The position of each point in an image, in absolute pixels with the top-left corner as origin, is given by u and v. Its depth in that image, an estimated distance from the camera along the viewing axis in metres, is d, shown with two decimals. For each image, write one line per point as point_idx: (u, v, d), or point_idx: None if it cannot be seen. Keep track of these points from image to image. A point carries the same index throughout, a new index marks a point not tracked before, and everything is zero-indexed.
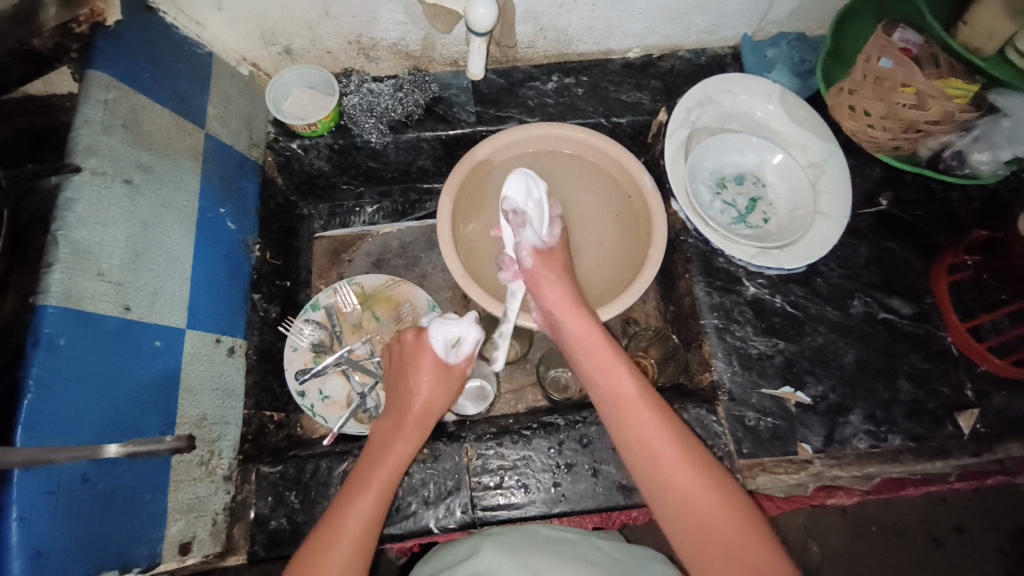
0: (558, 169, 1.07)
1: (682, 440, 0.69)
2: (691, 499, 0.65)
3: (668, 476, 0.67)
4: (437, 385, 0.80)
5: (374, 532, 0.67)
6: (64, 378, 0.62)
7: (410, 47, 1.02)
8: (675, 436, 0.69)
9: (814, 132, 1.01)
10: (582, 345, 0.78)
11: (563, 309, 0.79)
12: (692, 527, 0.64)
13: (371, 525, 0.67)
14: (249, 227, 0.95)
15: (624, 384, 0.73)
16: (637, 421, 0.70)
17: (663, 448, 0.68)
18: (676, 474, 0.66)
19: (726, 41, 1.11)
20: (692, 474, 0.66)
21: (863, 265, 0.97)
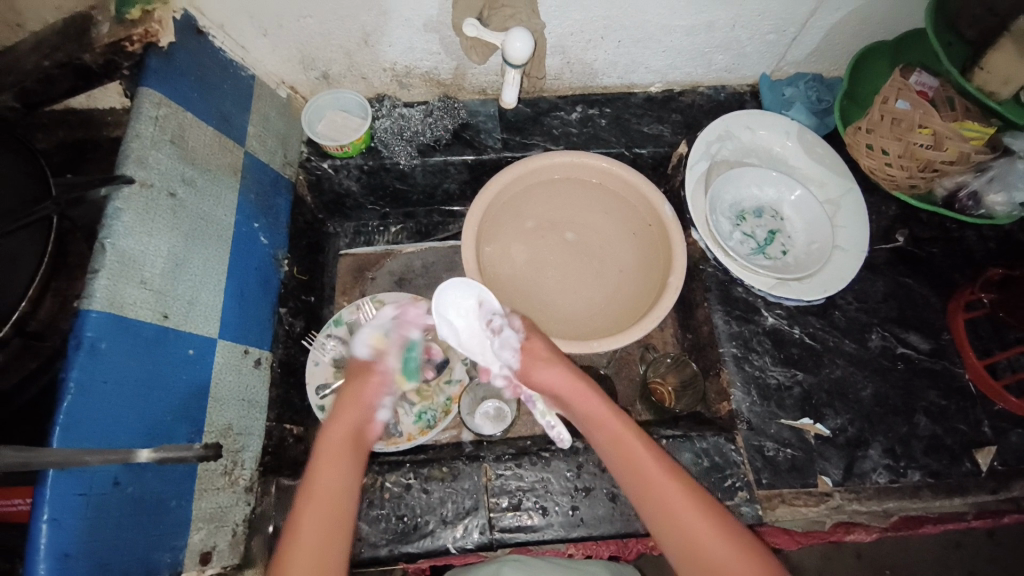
0: (581, 196, 1.09)
1: (680, 478, 0.71)
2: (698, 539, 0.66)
3: (674, 516, 0.68)
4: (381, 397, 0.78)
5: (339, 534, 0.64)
6: (103, 382, 0.63)
7: (441, 76, 1.06)
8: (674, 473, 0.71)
9: (831, 169, 1.04)
10: (580, 401, 0.78)
11: (561, 378, 0.79)
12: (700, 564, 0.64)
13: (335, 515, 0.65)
14: (279, 242, 0.98)
15: (638, 445, 0.73)
16: (651, 474, 0.71)
17: (670, 489, 0.69)
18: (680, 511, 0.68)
19: (744, 79, 1.15)
20: (689, 509, 0.68)
21: (881, 300, 0.98)
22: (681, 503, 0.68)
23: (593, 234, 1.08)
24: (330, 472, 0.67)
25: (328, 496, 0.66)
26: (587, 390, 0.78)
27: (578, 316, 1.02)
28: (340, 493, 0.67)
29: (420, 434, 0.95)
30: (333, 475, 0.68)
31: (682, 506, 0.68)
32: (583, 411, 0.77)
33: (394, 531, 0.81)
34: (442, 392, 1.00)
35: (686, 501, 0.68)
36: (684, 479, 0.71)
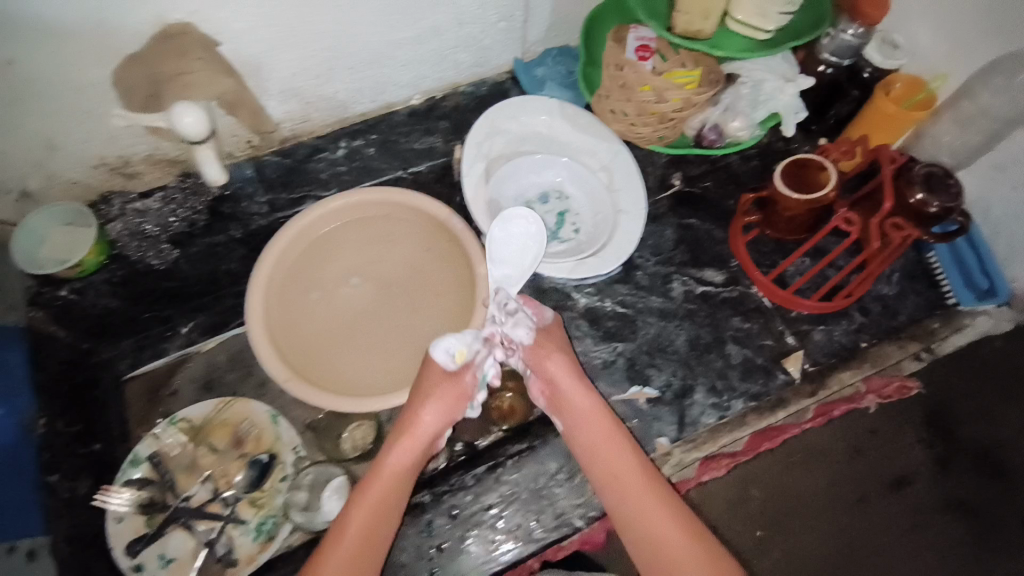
0: (371, 233, 1.03)
1: (651, 473, 0.78)
2: (656, 525, 0.74)
3: (638, 506, 0.75)
4: (437, 406, 0.80)
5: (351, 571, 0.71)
6: None
7: (170, 153, 0.93)
8: (644, 470, 0.78)
9: (597, 135, 1.04)
10: (569, 410, 0.82)
11: (571, 382, 0.81)
12: (653, 555, 0.73)
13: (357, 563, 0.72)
14: (24, 406, 0.85)
15: (623, 449, 0.79)
16: (622, 479, 0.77)
17: (638, 483, 0.76)
18: (647, 505, 0.75)
19: (501, 68, 1.12)
20: (654, 499, 0.75)
21: (673, 247, 1.02)
22: (646, 497, 0.76)
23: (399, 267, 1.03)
24: (364, 509, 0.75)
25: (353, 548, 0.73)
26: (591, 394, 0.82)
27: (409, 355, 0.97)
28: (377, 532, 0.74)
29: (262, 551, 0.88)
30: (365, 520, 0.75)
31: (648, 500, 0.75)
32: (570, 417, 0.81)
33: None
34: (277, 495, 0.91)
35: (649, 497, 0.76)
36: (655, 475, 0.78)
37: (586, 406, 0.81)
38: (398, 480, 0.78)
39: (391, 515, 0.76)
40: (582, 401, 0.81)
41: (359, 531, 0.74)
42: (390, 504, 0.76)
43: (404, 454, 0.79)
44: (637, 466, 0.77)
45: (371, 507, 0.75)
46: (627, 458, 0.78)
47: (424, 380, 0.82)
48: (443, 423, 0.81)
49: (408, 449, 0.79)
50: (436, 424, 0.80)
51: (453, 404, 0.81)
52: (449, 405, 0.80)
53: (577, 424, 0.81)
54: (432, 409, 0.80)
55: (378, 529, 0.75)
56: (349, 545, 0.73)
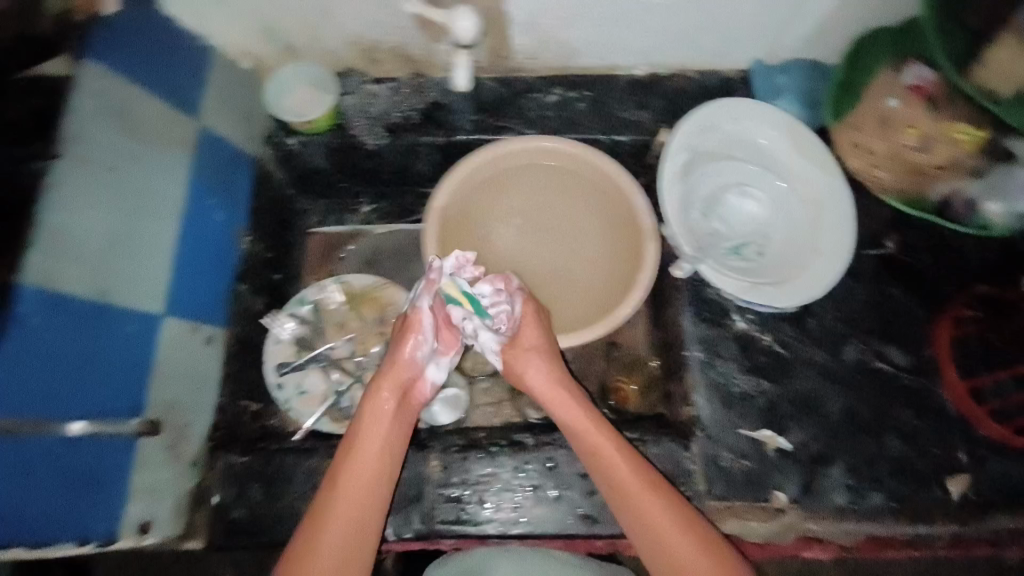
0: (551, 181, 1.06)
1: (667, 496, 0.75)
2: (684, 562, 0.70)
3: (660, 537, 0.72)
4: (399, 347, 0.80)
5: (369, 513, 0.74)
6: (31, 358, 0.65)
7: (410, 51, 1.00)
8: (659, 494, 0.74)
9: (821, 166, 0.95)
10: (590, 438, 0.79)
11: (554, 385, 0.84)
12: None
13: (367, 505, 0.74)
14: (239, 218, 0.95)
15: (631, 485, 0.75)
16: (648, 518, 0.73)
17: (661, 520, 0.72)
18: (675, 539, 0.72)
19: (737, 65, 1.05)
20: (678, 535, 0.72)
21: (862, 309, 0.92)
22: (668, 528, 0.72)
23: (569, 224, 1.06)
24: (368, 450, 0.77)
25: (347, 519, 0.72)
26: (556, 378, 0.84)
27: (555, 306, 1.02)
28: (372, 496, 0.74)
29: None
30: (366, 477, 0.75)
31: (676, 536, 0.72)
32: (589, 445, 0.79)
33: None
34: None
35: (674, 532, 0.72)
36: (674, 499, 0.75)
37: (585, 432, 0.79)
38: (383, 439, 0.78)
39: (386, 476, 0.76)
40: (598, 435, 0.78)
41: (358, 496, 0.74)
42: (384, 468, 0.77)
43: (389, 406, 0.79)
44: (658, 499, 0.74)
45: (360, 479, 0.75)
46: (637, 484, 0.75)
47: (395, 328, 0.83)
48: (421, 363, 0.81)
49: (384, 400, 0.79)
50: (416, 365, 0.80)
51: (409, 339, 0.79)
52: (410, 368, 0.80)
53: (601, 465, 0.77)
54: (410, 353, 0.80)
55: (373, 491, 0.75)
56: (350, 506, 0.73)
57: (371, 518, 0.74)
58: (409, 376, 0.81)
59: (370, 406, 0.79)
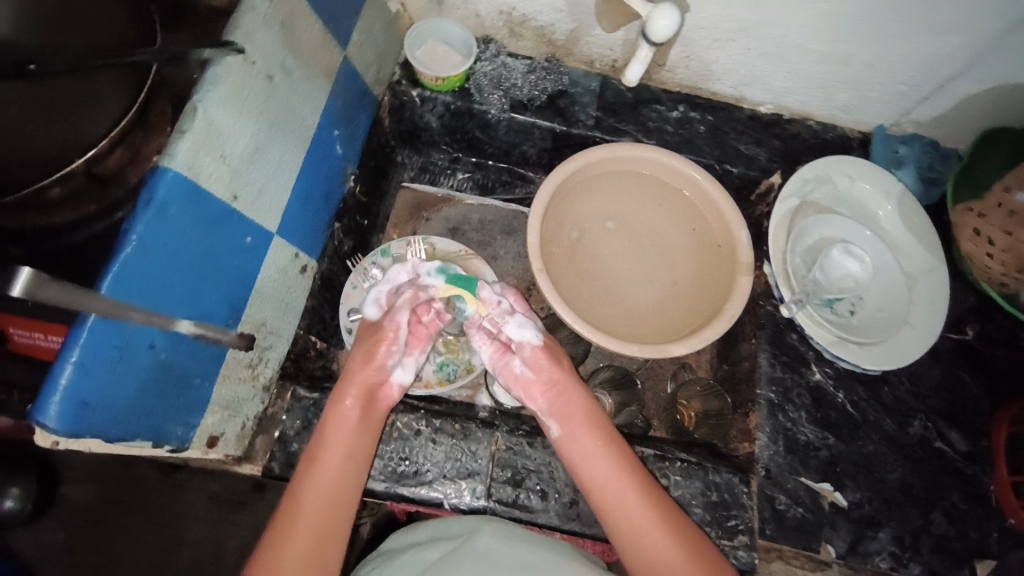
0: (652, 194, 1.05)
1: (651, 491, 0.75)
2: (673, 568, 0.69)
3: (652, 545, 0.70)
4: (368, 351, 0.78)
5: (330, 507, 0.70)
6: (163, 245, 0.61)
7: (555, 35, 1.01)
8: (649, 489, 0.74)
9: (924, 242, 0.98)
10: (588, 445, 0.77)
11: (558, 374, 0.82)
12: None
13: (329, 500, 0.70)
14: (351, 156, 0.96)
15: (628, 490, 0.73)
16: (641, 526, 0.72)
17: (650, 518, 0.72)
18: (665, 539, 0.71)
19: (858, 125, 1.08)
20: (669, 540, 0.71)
21: (933, 389, 0.95)
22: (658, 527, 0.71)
23: (659, 237, 1.05)
24: (331, 444, 0.72)
25: (311, 514, 0.69)
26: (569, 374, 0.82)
27: (628, 318, 1.00)
28: (335, 498, 0.70)
29: (439, 385, 0.94)
30: (329, 476, 0.71)
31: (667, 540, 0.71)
32: (592, 452, 0.76)
33: (392, 471, 0.81)
34: (470, 351, 0.98)
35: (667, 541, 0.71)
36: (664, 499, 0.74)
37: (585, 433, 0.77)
38: (347, 440, 0.74)
39: (349, 478, 0.73)
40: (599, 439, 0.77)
41: (318, 495, 0.69)
42: (342, 469, 0.72)
43: (353, 404, 0.75)
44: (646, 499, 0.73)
45: (320, 482, 0.70)
46: (625, 479, 0.75)
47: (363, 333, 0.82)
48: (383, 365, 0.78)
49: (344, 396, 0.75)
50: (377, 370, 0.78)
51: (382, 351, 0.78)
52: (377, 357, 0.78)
53: (598, 474, 0.75)
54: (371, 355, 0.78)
55: (337, 494, 0.71)
56: (310, 512, 0.69)
57: (332, 520, 0.70)
58: (375, 385, 0.78)
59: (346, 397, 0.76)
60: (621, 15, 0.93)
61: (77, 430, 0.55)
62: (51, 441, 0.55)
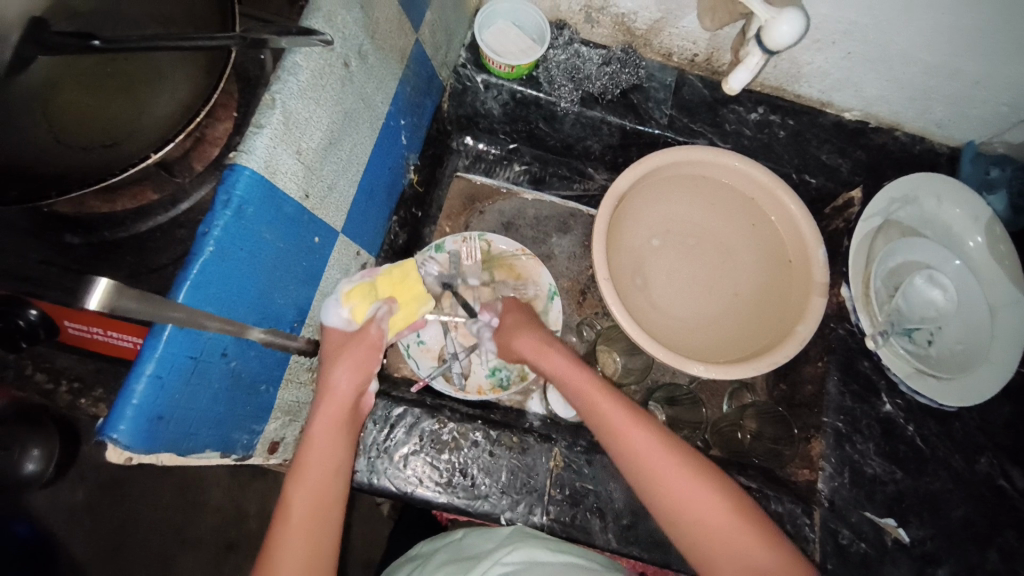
0: (717, 198, 0.99)
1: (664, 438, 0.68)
2: (702, 513, 0.62)
3: (696, 515, 0.62)
4: (344, 361, 0.69)
5: (318, 525, 0.59)
6: (238, 247, 0.57)
7: (635, 23, 0.95)
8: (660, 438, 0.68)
9: (1010, 273, 0.93)
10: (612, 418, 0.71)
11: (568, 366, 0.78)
12: None
13: (319, 512, 0.60)
14: (414, 146, 0.90)
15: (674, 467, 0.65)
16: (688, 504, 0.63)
17: (663, 466, 0.65)
18: (682, 485, 0.64)
19: (948, 140, 1.03)
20: (688, 479, 0.64)
21: (1000, 425, 0.91)
22: (674, 474, 0.65)
23: (725, 249, 0.99)
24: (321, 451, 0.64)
25: (303, 531, 0.58)
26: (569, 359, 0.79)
27: (686, 328, 0.95)
28: (327, 501, 0.61)
29: (492, 392, 0.92)
30: (318, 482, 0.62)
31: (684, 488, 0.64)
32: (622, 435, 0.69)
33: (446, 482, 0.79)
34: None
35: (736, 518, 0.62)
36: (676, 446, 0.67)
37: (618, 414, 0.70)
38: (333, 440, 0.65)
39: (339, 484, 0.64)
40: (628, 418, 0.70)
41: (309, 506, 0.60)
42: (336, 467, 0.64)
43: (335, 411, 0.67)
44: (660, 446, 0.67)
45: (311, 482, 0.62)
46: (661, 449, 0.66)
47: (333, 339, 0.71)
48: (355, 373, 0.69)
49: (327, 410, 0.67)
50: (348, 380, 0.68)
51: (367, 357, 0.70)
52: (361, 361, 0.70)
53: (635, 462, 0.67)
54: (343, 365, 0.68)
55: (329, 497, 0.62)
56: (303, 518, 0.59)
57: (326, 526, 0.60)
58: (356, 391, 0.69)
59: (330, 399, 0.67)
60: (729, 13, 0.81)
61: (151, 445, 0.52)
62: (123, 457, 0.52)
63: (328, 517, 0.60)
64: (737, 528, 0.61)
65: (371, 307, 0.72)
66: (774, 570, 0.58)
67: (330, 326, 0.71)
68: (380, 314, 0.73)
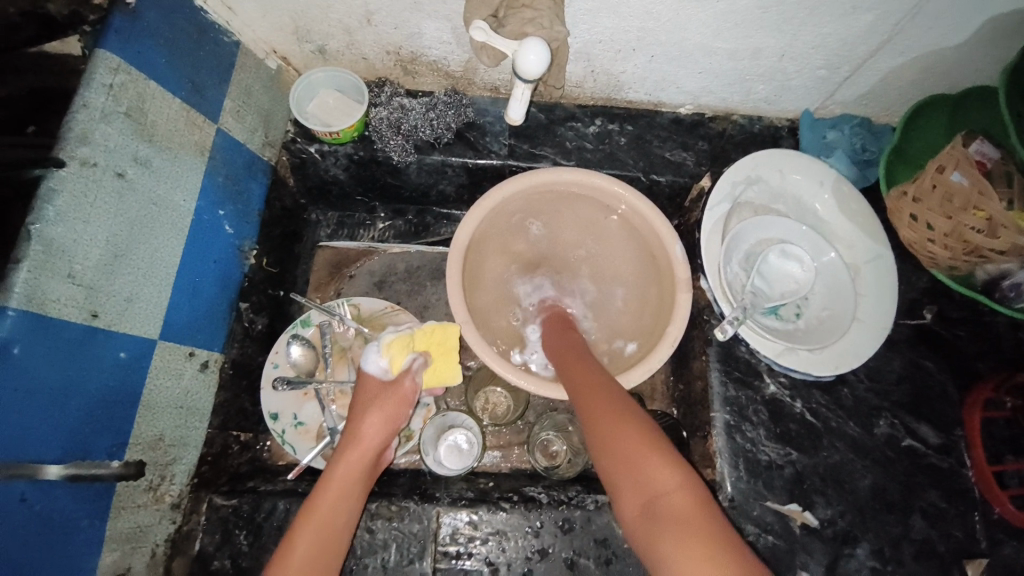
0: (576, 214, 0.97)
1: (644, 435, 0.68)
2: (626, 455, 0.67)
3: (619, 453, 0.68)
4: (379, 417, 0.76)
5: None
6: (11, 393, 0.55)
7: (451, 67, 0.95)
8: (642, 436, 0.68)
9: (864, 229, 0.94)
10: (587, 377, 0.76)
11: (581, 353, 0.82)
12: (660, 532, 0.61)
13: (319, 562, 0.67)
14: (248, 232, 0.89)
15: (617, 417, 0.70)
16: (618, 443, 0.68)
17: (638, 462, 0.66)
18: (632, 447, 0.67)
19: (784, 113, 1.04)
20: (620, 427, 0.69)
21: (894, 381, 0.89)
22: (636, 450, 0.67)
23: (596, 261, 0.98)
24: (336, 504, 0.70)
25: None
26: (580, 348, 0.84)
27: None
28: (328, 552, 0.68)
29: None
30: (323, 533, 0.68)
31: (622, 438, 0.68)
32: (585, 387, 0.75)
33: None
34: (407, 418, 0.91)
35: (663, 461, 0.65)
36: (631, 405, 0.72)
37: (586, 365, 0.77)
38: (344, 498, 0.71)
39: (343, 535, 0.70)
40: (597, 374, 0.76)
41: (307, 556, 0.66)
42: (340, 525, 0.70)
43: (354, 465, 0.73)
44: (640, 444, 0.67)
45: (316, 531, 0.68)
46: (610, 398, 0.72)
47: (371, 391, 0.79)
48: (386, 425, 0.77)
49: (350, 460, 0.73)
50: (378, 432, 0.76)
51: (397, 411, 0.78)
52: (393, 416, 0.78)
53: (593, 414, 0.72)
54: (375, 420, 0.76)
55: (330, 548, 0.68)
56: (302, 566, 0.65)
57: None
58: (380, 443, 0.76)
59: (355, 451, 0.74)
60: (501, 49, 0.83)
61: None
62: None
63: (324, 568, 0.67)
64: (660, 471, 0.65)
65: (407, 357, 0.80)
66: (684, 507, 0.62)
67: (370, 374, 0.80)
68: (416, 364, 0.79)
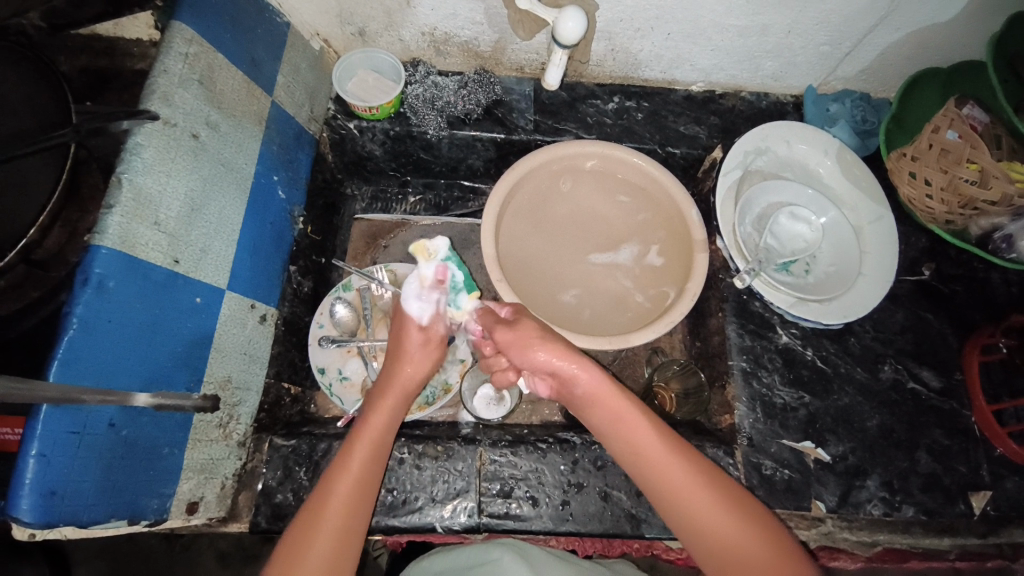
0: (599, 185, 1.05)
1: (663, 434, 0.73)
2: (658, 472, 0.71)
3: (651, 465, 0.72)
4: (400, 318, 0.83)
5: (355, 516, 0.67)
6: (106, 322, 0.61)
7: (480, 47, 1.02)
8: (668, 445, 0.73)
9: (867, 193, 1.01)
10: (594, 403, 0.76)
11: (564, 356, 0.75)
12: (700, 539, 0.69)
13: (360, 499, 0.68)
14: (296, 198, 0.96)
15: (642, 438, 0.73)
16: (651, 458, 0.72)
17: (677, 479, 0.70)
18: (663, 463, 0.71)
19: (789, 90, 1.12)
20: (651, 442, 0.73)
21: (897, 331, 0.96)
22: (666, 466, 0.71)
23: (618, 229, 1.04)
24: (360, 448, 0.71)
25: (339, 522, 0.66)
26: (593, 374, 0.75)
27: (597, 309, 0.99)
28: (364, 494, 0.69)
29: (419, 410, 0.94)
30: (358, 476, 0.69)
31: (657, 456, 0.72)
32: (601, 413, 0.76)
33: (381, 504, 0.81)
34: (444, 371, 0.98)
35: (690, 479, 0.70)
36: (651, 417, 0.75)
37: (593, 386, 0.75)
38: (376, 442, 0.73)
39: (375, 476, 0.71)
40: (608, 396, 0.75)
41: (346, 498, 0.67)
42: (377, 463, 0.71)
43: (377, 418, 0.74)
44: (672, 459, 0.71)
45: (367, 439, 0.72)
46: (634, 419, 0.74)
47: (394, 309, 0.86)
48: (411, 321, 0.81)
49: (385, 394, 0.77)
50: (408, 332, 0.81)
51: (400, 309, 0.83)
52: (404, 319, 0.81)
53: (614, 436, 0.75)
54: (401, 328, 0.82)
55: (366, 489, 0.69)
56: (360, 461, 0.70)
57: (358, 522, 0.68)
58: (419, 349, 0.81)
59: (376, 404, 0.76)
60: (535, 21, 0.94)
61: (50, 519, 0.56)
62: (29, 532, 0.56)
63: (363, 505, 0.68)
64: (691, 487, 0.70)
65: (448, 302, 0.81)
66: (724, 520, 0.68)
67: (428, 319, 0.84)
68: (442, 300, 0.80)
